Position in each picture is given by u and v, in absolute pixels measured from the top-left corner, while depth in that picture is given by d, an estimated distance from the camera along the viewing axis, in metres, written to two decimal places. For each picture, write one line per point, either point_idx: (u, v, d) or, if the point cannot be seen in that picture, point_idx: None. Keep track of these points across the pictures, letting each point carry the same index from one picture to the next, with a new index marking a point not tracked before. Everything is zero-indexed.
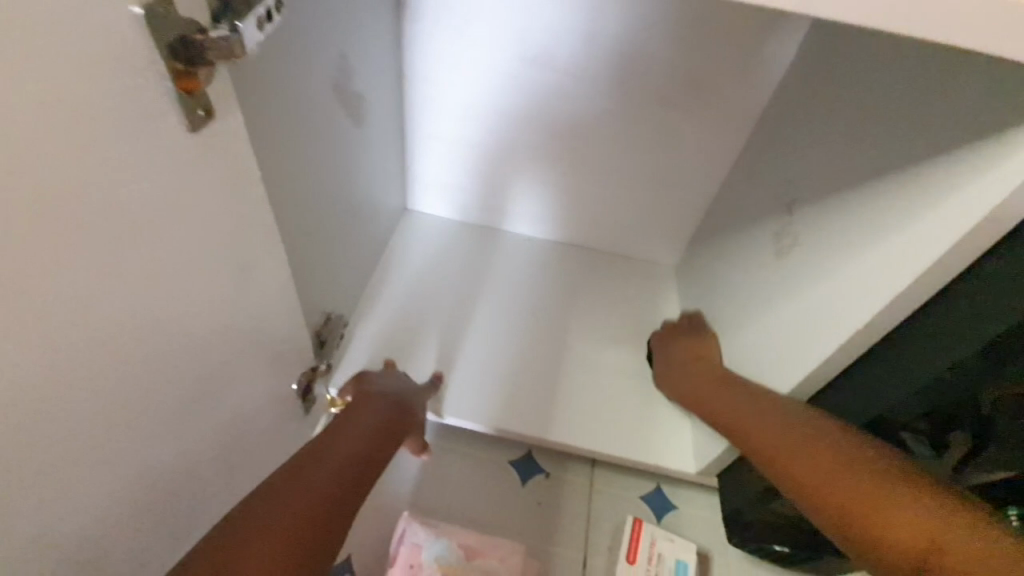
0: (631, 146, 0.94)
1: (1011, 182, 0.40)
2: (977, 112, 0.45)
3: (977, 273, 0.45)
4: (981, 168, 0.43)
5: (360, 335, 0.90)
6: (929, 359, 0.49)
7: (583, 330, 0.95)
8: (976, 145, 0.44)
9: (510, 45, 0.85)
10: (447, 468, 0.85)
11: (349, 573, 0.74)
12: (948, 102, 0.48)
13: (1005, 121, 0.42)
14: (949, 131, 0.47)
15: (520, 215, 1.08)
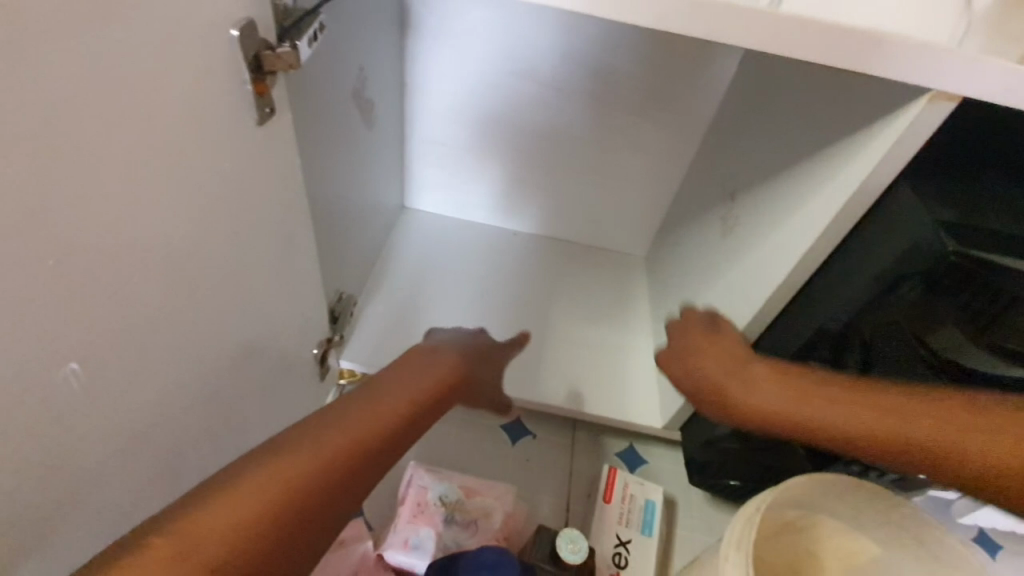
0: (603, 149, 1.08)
1: (862, 169, 0.53)
2: (844, 114, 0.59)
3: (859, 235, 0.57)
4: (845, 158, 0.57)
5: (367, 316, 1.01)
6: (832, 306, 0.61)
7: (563, 310, 1.08)
8: (844, 139, 0.58)
9: (498, 60, 0.99)
10: (445, 430, 0.96)
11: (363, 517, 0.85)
12: (828, 106, 0.62)
13: (860, 120, 0.56)
14: (828, 128, 0.61)
15: (506, 211, 1.21)
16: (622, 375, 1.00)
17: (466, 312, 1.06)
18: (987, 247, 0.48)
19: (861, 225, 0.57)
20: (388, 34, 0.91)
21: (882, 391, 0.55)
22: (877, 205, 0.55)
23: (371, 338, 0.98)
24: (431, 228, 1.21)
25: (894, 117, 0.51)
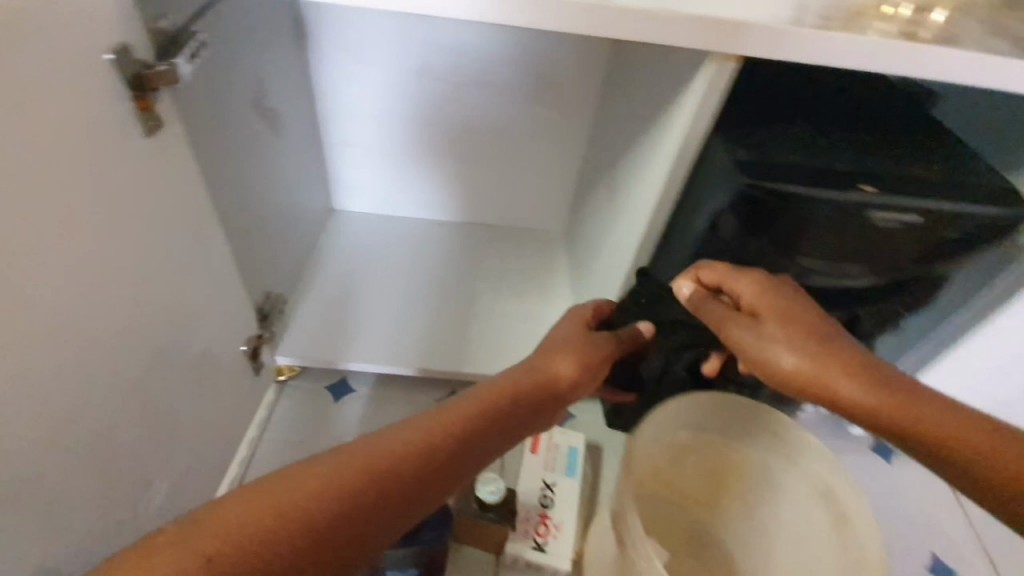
0: (510, 135, 1.15)
1: (680, 126, 0.61)
2: (667, 78, 0.68)
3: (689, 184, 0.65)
4: (669, 117, 0.65)
5: (299, 314, 1.07)
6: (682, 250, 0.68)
7: (487, 289, 1.16)
8: (668, 100, 0.66)
9: (397, 61, 1.06)
10: (385, 411, 1.03)
11: None
12: (659, 73, 0.71)
13: (675, 83, 0.65)
14: (660, 92, 0.70)
15: (428, 202, 1.29)
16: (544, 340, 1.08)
17: (395, 300, 1.12)
18: (769, 176, 0.56)
19: (691, 175, 0.65)
20: (286, 45, 0.96)
21: (895, 380, 0.48)
22: (701, 155, 0.63)
23: (305, 334, 1.04)
24: (360, 226, 1.28)
25: (693, 77, 0.59)
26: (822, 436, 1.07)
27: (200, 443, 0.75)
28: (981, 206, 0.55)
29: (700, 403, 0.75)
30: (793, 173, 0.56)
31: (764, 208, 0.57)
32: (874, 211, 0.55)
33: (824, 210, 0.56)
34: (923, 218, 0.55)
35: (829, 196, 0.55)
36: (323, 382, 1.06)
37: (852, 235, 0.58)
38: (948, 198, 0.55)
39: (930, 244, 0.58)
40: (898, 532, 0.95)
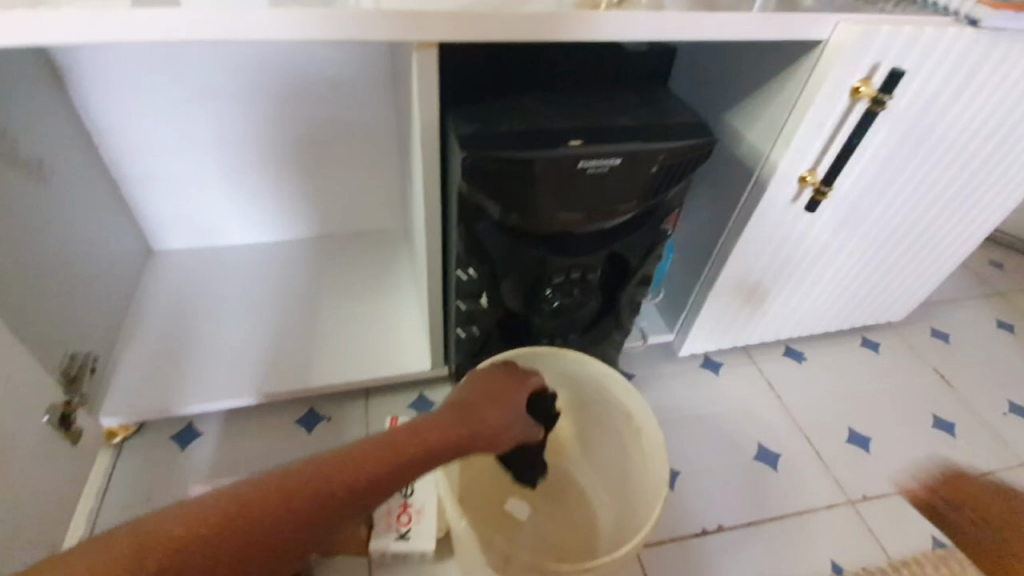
0: (322, 146, 1.16)
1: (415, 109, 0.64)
2: (405, 67, 0.71)
3: (444, 164, 0.69)
4: (409, 104, 0.68)
5: (123, 369, 1.00)
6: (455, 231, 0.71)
7: (330, 299, 1.16)
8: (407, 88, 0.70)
9: (175, 88, 1.02)
10: (241, 443, 1.01)
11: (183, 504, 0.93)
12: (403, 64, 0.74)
13: (407, 71, 0.68)
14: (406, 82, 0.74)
15: (256, 225, 1.26)
16: (391, 336, 1.10)
17: (232, 331, 1.09)
18: (490, 147, 0.61)
19: (440, 156, 0.68)
20: (40, 90, 0.90)
21: None
22: (443, 135, 0.67)
23: (132, 388, 0.98)
24: (187, 265, 1.23)
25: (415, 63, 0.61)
26: (659, 366, 1.19)
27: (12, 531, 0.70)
28: (668, 142, 0.65)
29: (509, 360, 0.80)
30: (510, 141, 0.62)
31: (495, 177, 0.62)
32: (583, 162, 0.62)
33: (543, 168, 0.62)
34: (624, 160, 0.63)
35: (542, 156, 0.61)
36: (167, 431, 1.01)
37: (575, 185, 0.65)
38: (640, 140, 0.64)
39: (642, 182, 0.67)
40: (726, 432, 1.09)
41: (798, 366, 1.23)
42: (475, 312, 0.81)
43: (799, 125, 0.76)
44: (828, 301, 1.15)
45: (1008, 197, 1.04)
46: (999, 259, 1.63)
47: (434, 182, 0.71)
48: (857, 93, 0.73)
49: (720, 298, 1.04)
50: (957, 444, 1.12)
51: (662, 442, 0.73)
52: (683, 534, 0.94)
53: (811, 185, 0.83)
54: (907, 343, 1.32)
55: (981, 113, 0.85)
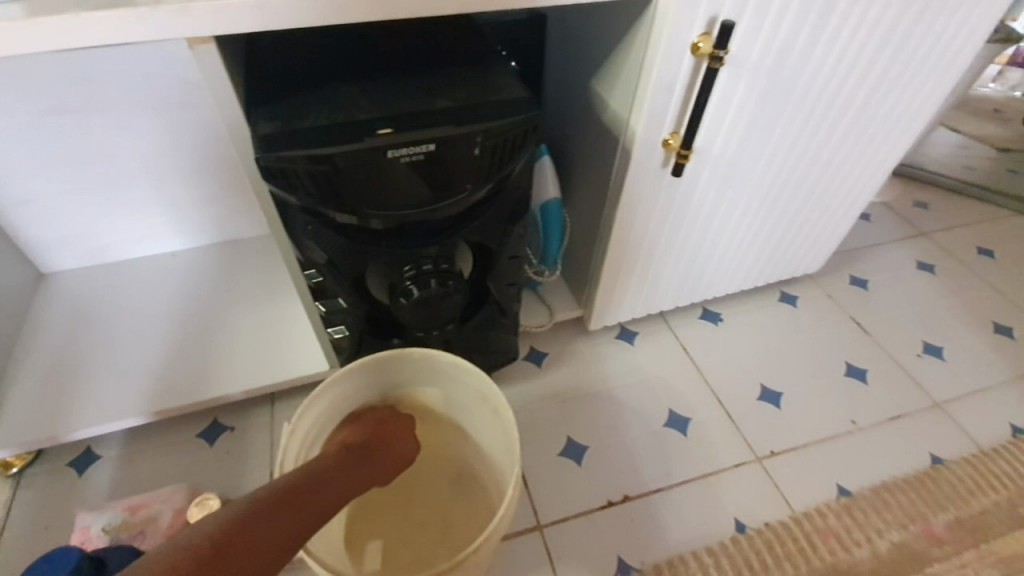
0: (208, 148, 1.08)
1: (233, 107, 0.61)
2: (230, 52, 0.64)
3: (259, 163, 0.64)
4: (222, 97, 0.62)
5: (17, 396, 0.98)
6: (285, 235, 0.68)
7: (230, 307, 1.11)
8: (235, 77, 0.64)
9: (27, 100, 0.93)
10: (141, 460, 1.00)
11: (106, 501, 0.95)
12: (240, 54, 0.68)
13: (228, 56, 0.62)
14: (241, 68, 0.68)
15: (153, 236, 1.18)
16: (292, 340, 1.05)
17: (122, 357, 1.03)
18: (287, 145, 0.58)
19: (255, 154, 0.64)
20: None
21: None
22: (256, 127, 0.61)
23: (24, 416, 0.95)
24: (87, 285, 1.15)
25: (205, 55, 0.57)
26: (574, 340, 1.17)
27: None
28: (483, 122, 0.62)
29: (355, 372, 0.75)
30: (310, 135, 0.59)
31: (299, 177, 0.60)
32: (391, 151, 0.60)
33: (348, 162, 0.59)
34: (437, 146, 0.61)
35: (343, 149, 0.58)
36: (65, 458, 1.00)
37: (390, 177, 0.62)
38: (453, 123, 0.61)
39: (469, 164, 0.64)
40: (639, 402, 1.08)
41: (715, 327, 1.22)
42: (339, 310, 0.79)
43: (647, 87, 0.74)
44: (736, 260, 1.13)
45: (902, 136, 1.02)
46: (925, 199, 1.63)
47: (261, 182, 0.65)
48: (697, 50, 0.71)
49: (617, 267, 1.00)
50: (869, 390, 1.13)
51: (513, 421, 0.70)
52: (589, 508, 0.94)
53: (675, 149, 0.81)
54: (827, 292, 1.31)
55: (847, 54, 0.83)
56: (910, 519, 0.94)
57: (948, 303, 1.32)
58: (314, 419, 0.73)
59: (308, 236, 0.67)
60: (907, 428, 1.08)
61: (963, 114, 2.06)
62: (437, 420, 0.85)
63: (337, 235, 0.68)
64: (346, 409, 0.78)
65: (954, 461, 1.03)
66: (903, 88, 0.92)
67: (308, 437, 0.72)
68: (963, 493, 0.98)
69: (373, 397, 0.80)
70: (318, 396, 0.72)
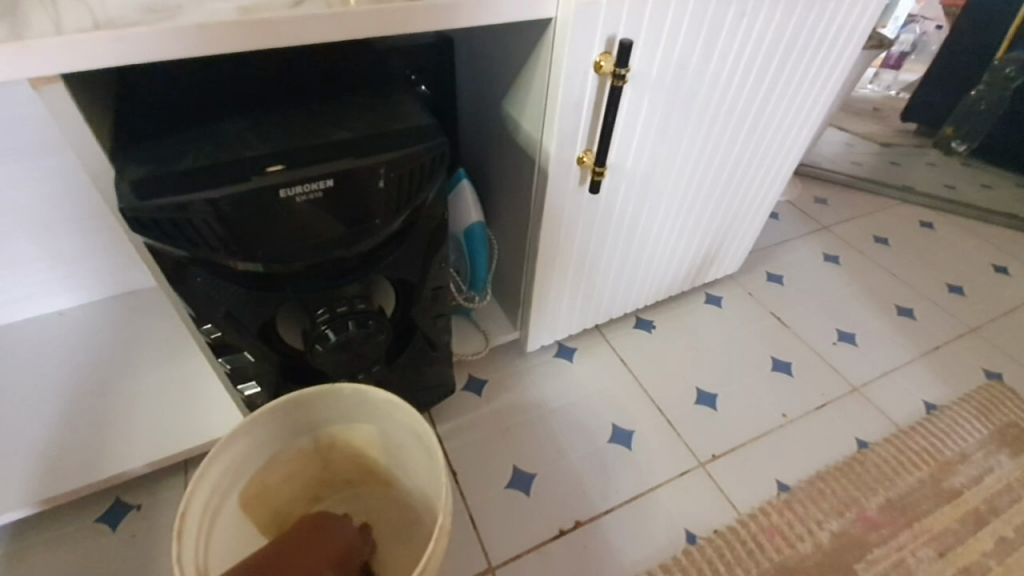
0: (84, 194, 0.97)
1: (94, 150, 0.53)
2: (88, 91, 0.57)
3: None
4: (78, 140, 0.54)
5: None
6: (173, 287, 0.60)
7: (127, 368, 0.99)
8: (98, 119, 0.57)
9: None
10: (23, 561, 0.86)
11: None
12: (106, 92, 0.61)
13: (83, 97, 0.55)
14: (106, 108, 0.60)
15: (25, 299, 1.04)
16: (202, 398, 0.95)
17: None
18: (163, 191, 0.51)
19: None
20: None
21: None
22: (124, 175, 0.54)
23: None
24: None
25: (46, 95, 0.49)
26: (512, 364, 1.14)
27: None
28: (385, 153, 0.58)
29: (274, 412, 0.69)
30: (189, 179, 0.52)
31: (181, 225, 0.53)
32: (284, 190, 0.54)
33: (236, 206, 0.53)
34: (337, 181, 0.56)
35: (229, 191, 0.52)
36: None
37: (288, 217, 0.56)
38: (352, 155, 0.57)
39: (375, 197, 0.60)
40: (583, 420, 1.06)
41: (649, 335, 1.23)
42: (247, 365, 0.71)
43: (555, 106, 0.73)
44: (659, 270, 1.16)
45: (795, 140, 1.08)
46: (823, 195, 1.76)
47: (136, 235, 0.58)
48: (600, 69, 0.71)
49: (547, 286, 0.99)
50: (796, 382, 1.18)
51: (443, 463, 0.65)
52: (542, 540, 0.90)
53: (590, 167, 0.81)
54: (748, 291, 1.37)
55: (737, 69, 0.87)
56: (846, 506, 0.98)
57: (855, 291, 1.42)
58: (228, 467, 0.66)
59: (201, 288, 0.60)
60: (834, 415, 1.14)
61: (848, 115, 2.26)
62: (374, 461, 0.79)
63: (235, 285, 0.61)
64: (268, 453, 0.72)
65: (877, 442, 1.09)
66: (791, 97, 0.98)
67: (221, 487, 0.66)
68: (888, 473, 1.03)
69: (301, 437, 0.75)
70: (231, 441, 0.66)
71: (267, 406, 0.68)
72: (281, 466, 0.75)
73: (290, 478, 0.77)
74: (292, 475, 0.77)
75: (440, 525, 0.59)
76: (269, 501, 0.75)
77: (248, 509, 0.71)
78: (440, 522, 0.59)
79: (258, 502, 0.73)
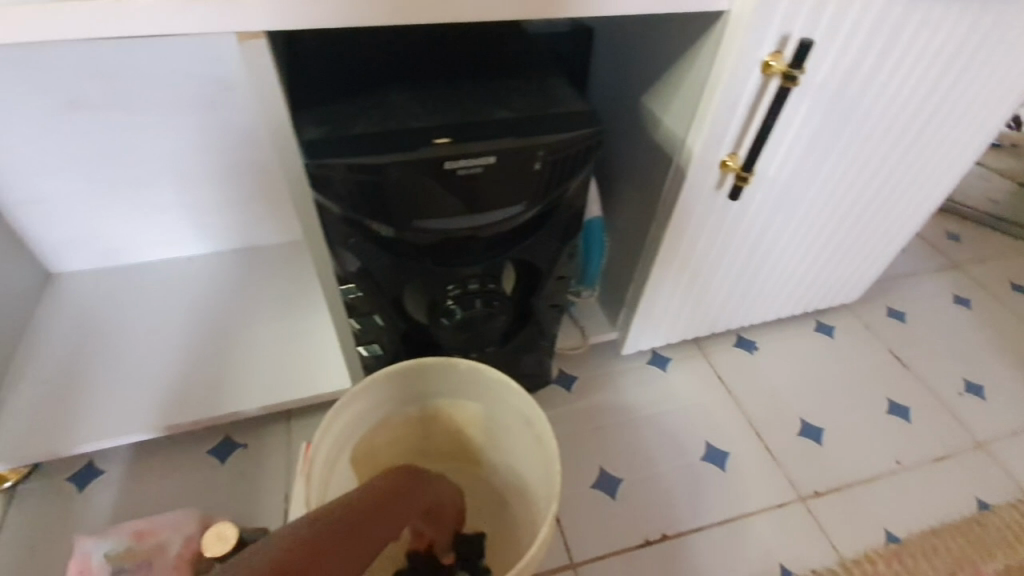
0: (231, 150, 1.04)
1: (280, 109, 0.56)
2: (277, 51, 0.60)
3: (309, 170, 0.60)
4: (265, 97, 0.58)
5: (15, 406, 0.92)
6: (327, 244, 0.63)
7: (248, 317, 1.06)
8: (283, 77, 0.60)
9: (47, 94, 0.90)
10: (144, 477, 0.94)
11: (107, 521, 0.89)
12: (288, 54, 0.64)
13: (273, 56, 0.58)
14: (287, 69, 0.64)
15: (166, 241, 1.14)
16: (311, 356, 1.00)
17: (131, 366, 0.99)
18: (339, 152, 0.53)
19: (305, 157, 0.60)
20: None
21: None
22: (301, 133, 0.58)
23: (23, 428, 0.90)
24: (94, 288, 1.10)
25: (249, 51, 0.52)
26: (604, 364, 1.12)
27: None
28: (549, 135, 0.57)
29: (391, 378, 0.71)
30: (365, 143, 0.54)
31: (351, 185, 0.54)
32: (450, 163, 0.55)
33: (403, 173, 0.54)
34: (499, 158, 0.56)
35: (399, 159, 0.53)
36: (65, 472, 0.94)
37: (448, 190, 0.57)
38: (517, 134, 0.56)
39: (530, 179, 0.59)
40: (674, 432, 1.02)
41: (750, 356, 1.17)
42: (374, 327, 0.73)
43: (711, 105, 0.70)
44: (772, 291, 1.09)
45: (953, 169, 0.98)
46: (954, 229, 1.60)
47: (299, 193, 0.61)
48: (768, 69, 0.67)
49: (657, 290, 0.96)
50: (911, 428, 1.08)
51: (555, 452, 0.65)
52: (625, 547, 0.88)
53: (732, 170, 0.77)
54: (863, 323, 1.27)
55: (906, 84, 0.80)
56: (962, 569, 0.89)
57: (986, 338, 1.28)
58: (346, 423, 0.69)
59: (353, 249, 0.62)
60: (954, 470, 1.03)
61: None
62: (472, 438, 0.80)
63: (381, 249, 0.63)
64: (379, 415, 0.74)
65: (1003, 506, 0.98)
66: (959, 120, 0.89)
67: (338, 441, 0.69)
68: (1016, 542, 0.93)
69: (408, 405, 0.77)
70: (352, 399, 0.68)
71: (389, 371, 0.70)
72: (387, 430, 0.77)
73: (393, 442, 0.79)
74: (394, 440, 0.79)
75: (552, 512, 0.59)
76: (372, 461, 0.78)
77: (356, 466, 0.75)
78: (553, 510, 0.59)
79: (364, 461, 0.76)
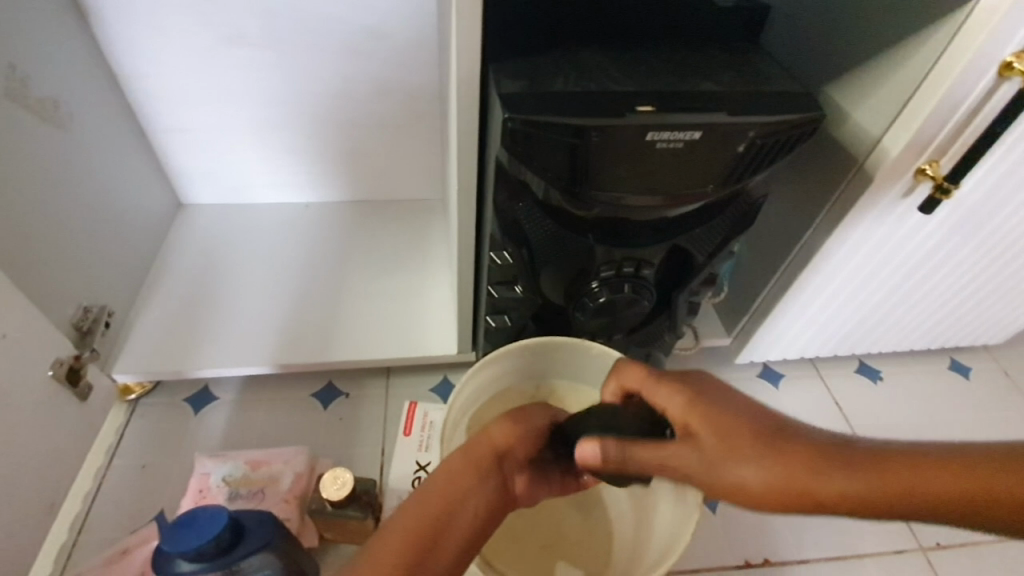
0: (364, 101, 1.03)
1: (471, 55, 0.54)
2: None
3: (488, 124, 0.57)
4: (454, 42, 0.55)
5: (144, 323, 0.97)
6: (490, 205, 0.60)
7: (360, 269, 1.07)
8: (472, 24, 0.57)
9: (208, 26, 0.91)
10: (252, 410, 0.97)
11: (218, 445, 0.93)
12: None
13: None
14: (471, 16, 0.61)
15: (289, 184, 1.16)
16: (419, 316, 1.00)
17: (249, 300, 1.01)
18: (540, 109, 0.49)
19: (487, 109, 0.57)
20: (40, 6, 0.78)
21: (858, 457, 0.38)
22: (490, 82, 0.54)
23: (148, 345, 0.94)
24: (219, 221, 1.14)
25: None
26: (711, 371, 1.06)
27: (27, 483, 0.71)
28: (760, 114, 0.52)
29: (522, 351, 0.69)
30: (564, 102, 0.50)
31: (542, 146, 0.51)
32: (653, 132, 0.50)
33: (602, 139, 0.51)
34: (703, 134, 0.51)
35: (601, 123, 0.50)
36: (182, 393, 0.98)
37: (638, 163, 0.53)
38: (725, 110, 0.51)
39: (726, 160, 0.54)
40: None
41: (873, 386, 1.08)
42: (510, 297, 0.71)
43: (928, 104, 0.62)
44: (918, 323, 0.98)
45: None
46: None
47: (472, 148, 0.58)
48: (1007, 70, 0.58)
49: (794, 303, 0.88)
50: None
51: None
52: (724, 565, 0.83)
53: (931, 180, 0.68)
54: (1005, 370, 1.14)
55: None
56: None
57: None
58: (472, 392, 0.67)
59: (517, 213, 0.60)
60: None
61: None
62: None
63: (546, 216, 0.60)
64: (499, 386, 0.72)
65: None
66: None
67: (464, 408, 0.67)
68: None
69: (526, 382, 0.74)
70: (483, 368, 0.67)
71: (523, 345, 0.68)
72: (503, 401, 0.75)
73: None
74: None
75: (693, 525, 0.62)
76: None
77: None
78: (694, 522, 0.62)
79: None
